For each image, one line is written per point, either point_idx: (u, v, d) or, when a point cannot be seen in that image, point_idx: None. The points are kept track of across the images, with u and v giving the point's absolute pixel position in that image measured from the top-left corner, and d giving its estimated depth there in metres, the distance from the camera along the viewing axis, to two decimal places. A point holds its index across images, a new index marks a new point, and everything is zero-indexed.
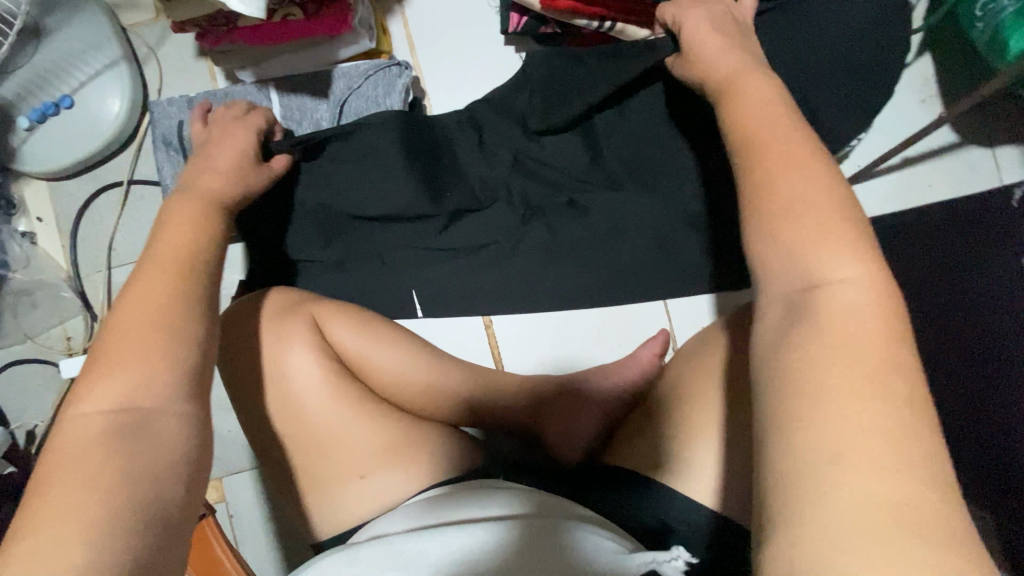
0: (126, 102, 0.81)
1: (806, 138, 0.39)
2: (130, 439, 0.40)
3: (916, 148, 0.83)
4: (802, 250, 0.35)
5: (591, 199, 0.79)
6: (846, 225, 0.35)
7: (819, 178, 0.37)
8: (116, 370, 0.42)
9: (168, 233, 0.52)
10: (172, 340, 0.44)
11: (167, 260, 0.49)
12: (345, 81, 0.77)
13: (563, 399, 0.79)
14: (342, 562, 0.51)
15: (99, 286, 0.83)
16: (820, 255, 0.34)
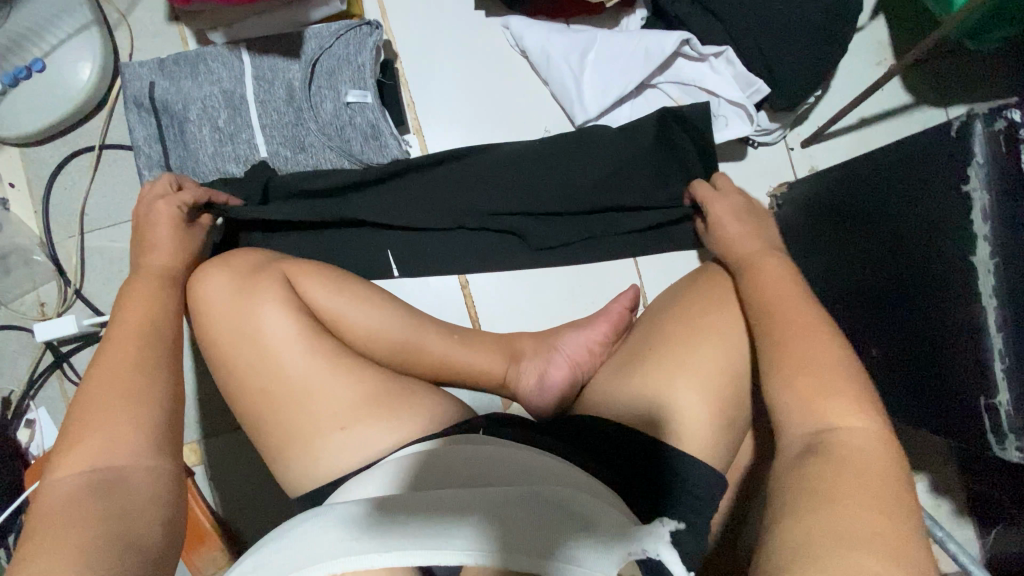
0: (97, 65, 0.81)
1: (804, 309, 0.52)
2: (101, 493, 0.44)
3: (872, 109, 0.86)
4: (808, 404, 0.46)
5: (553, 180, 0.82)
6: (825, 379, 0.47)
7: (814, 339, 0.49)
8: (94, 409, 0.48)
9: (130, 297, 0.58)
10: (145, 383, 0.51)
11: (129, 319, 0.56)
12: (316, 41, 0.77)
13: (538, 354, 0.80)
14: (318, 521, 0.49)
15: (73, 251, 0.83)
16: (824, 409, 0.46)
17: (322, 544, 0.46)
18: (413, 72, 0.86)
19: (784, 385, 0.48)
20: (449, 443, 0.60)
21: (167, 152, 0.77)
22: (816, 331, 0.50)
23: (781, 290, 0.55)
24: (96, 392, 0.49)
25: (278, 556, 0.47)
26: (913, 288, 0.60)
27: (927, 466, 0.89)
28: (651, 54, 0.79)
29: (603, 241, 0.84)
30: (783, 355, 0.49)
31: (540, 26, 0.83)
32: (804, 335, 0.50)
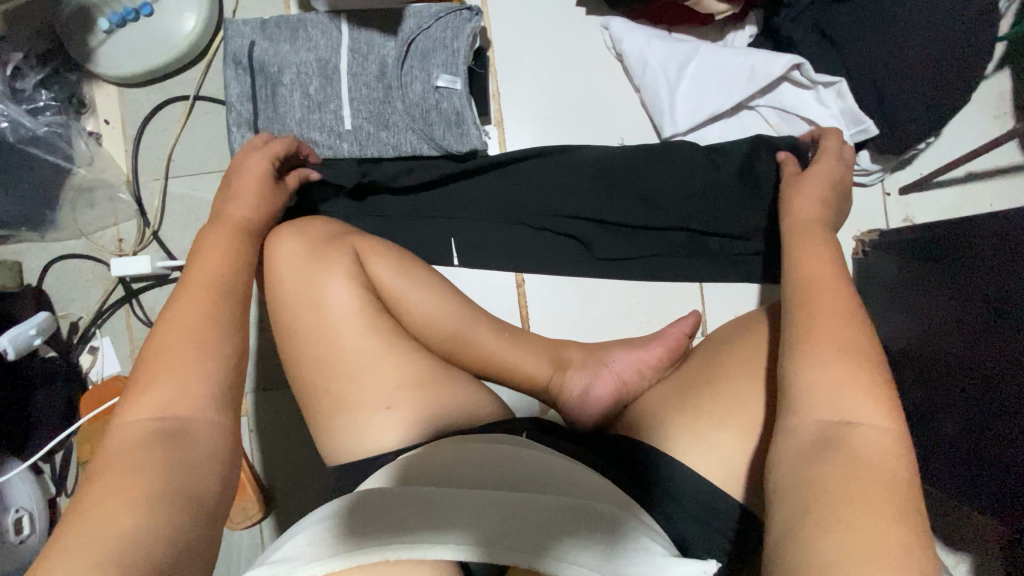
0: (201, 16, 0.83)
1: (848, 306, 0.50)
2: (168, 442, 0.45)
3: (982, 164, 0.80)
4: (831, 397, 0.44)
5: (625, 187, 0.80)
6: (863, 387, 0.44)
7: (848, 336, 0.47)
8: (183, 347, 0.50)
9: (212, 241, 0.59)
10: (212, 337, 0.51)
11: (208, 270, 0.56)
12: (415, 21, 0.77)
13: (585, 366, 0.79)
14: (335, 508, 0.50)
15: (154, 194, 0.86)
16: (844, 401, 0.44)
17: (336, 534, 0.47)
18: (502, 61, 0.85)
19: (803, 377, 0.46)
20: (478, 441, 0.58)
21: (257, 111, 0.79)
22: (853, 326, 0.48)
23: (824, 284, 0.52)
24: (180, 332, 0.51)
25: (311, 538, 0.47)
26: (1009, 370, 0.55)
27: (971, 547, 0.84)
28: (755, 76, 0.76)
29: (663, 261, 0.83)
30: (807, 338, 0.48)
31: (641, 31, 0.81)
32: (832, 335, 0.47)
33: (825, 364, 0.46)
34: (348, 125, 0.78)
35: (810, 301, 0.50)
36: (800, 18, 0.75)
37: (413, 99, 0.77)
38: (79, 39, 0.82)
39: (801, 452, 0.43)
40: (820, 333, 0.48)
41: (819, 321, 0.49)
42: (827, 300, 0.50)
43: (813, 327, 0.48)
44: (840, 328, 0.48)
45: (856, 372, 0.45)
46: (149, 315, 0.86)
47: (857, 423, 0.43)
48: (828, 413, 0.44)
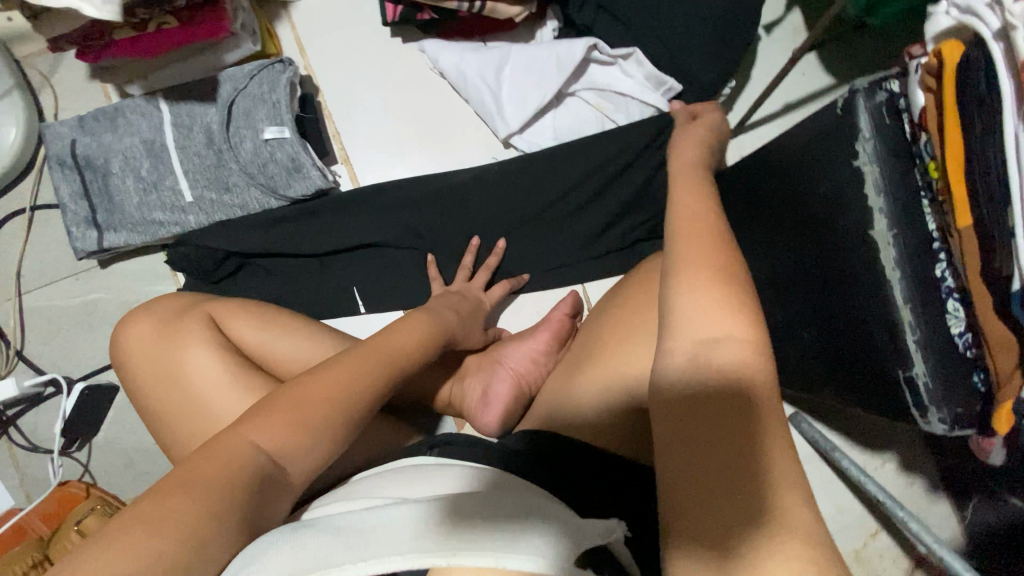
0: (20, 127, 0.82)
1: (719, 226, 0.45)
2: None
3: (792, 95, 0.87)
4: (699, 320, 0.39)
5: (468, 191, 0.82)
6: (736, 300, 0.39)
7: (714, 249, 0.42)
8: (240, 426, 0.45)
9: (391, 336, 0.58)
10: None
11: (343, 366, 0.52)
12: (231, 84, 0.78)
13: (481, 370, 0.79)
14: (286, 541, 0.39)
15: (11, 313, 0.83)
16: (711, 322, 0.38)
17: (329, 549, 0.38)
18: (333, 103, 0.87)
19: (675, 296, 0.41)
20: (387, 461, 0.56)
21: (94, 207, 0.78)
22: (717, 243, 0.43)
23: (696, 206, 0.47)
24: (259, 414, 0.46)
25: (275, 561, 0.37)
26: (829, 281, 0.58)
27: (891, 445, 0.87)
28: (562, 62, 0.80)
29: (554, 255, 0.82)
30: (676, 264, 0.42)
31: (453, 46, 0.84)
32: (698, 253, 0.42)
33: (700, 291, 0.40)
34: (188, 198, 0.79)
35: (678, 237, 0.45)
36: (586, 3, 0.80)
37: (244, 157, 0.78)
38: None
39: (665, 390, 0.38)
40: (691, 264, 0.42)
41: (691, 248, 0.43)
42: (696, 224, 0.45)
43: (689, 251, 0.42)
44: (713, 257, 0.42)
45: (731, 299, 0.39)
46: (32, 437, 0.82)
47: (727, 338, 0.38)
48: (698, 339, 0.38)
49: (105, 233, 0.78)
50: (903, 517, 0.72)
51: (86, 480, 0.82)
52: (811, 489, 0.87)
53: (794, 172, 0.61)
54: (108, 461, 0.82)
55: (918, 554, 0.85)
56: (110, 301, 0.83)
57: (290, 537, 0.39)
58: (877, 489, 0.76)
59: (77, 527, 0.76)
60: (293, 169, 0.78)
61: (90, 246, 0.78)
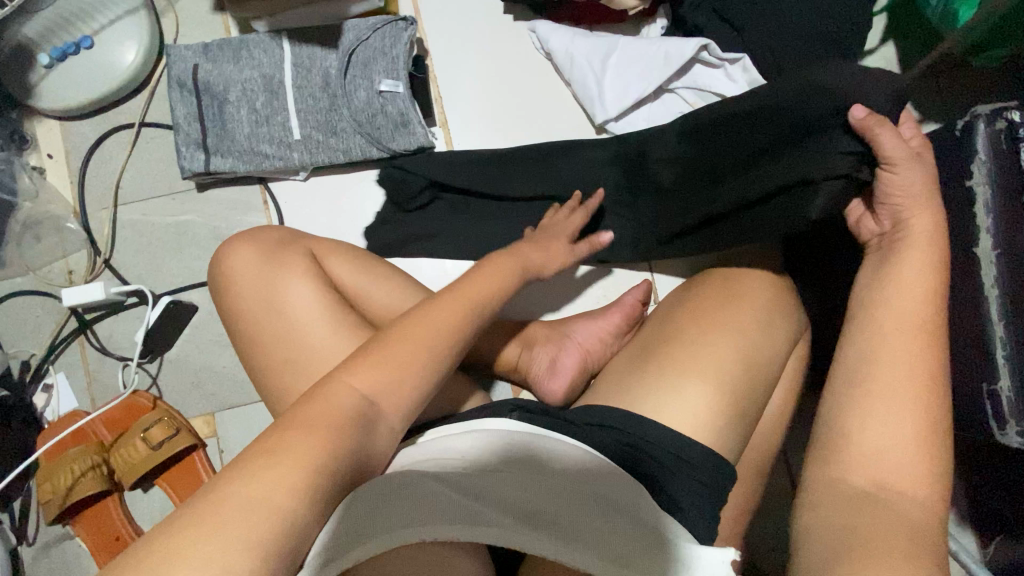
0: (140, 43, 0.85)
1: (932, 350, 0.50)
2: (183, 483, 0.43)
3: None
4: (885, 462, 0.46)
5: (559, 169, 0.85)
6: (927, 457, 0.46)
7: (923, 388, 0.48)
8: (344, 374, 0.47)
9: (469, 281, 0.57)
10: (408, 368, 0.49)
11: (434, 316, 0.52)
12: (354, 34, 0.82)
13: (550, 342, 0.81)
14: (379, 498, 0.44)
15: (105, 222, 0.85)
16: (894, 469, 0.46)
17: (424, 516, 0.44)
18: (439, 69, 0.91)
19: (864, 424, 0.48)
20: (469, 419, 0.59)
21: (205, 131, 0.81)
22: (934, 378, 0.48)
23: (914, 304, 0.52)
24: (356, 359, 0.48)
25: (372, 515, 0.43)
26: None
27: None
28: (670, 59, 0.83)
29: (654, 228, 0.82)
30: (869, 393, 0.49)
31: (565, 31, 0.88)
32: (901, 384, 0.49)
33: (893, 433, 0.47)
34: (296, 136, 0.82)
35: (896, 347, 0.50)
36: (701, 6, 0.84)
37: (356, 105, 0.81)
38: (20, 77, 0.83)
39: (843, 501, 0.45)
40: (889, 403, 0.48)
41: (893, 374, 0.49)
42: (910, 327, 0.51)
43: (893, 379, 0.49)
44: (921, 401, 0.48)
45: (916, 449, 0.46)
46: (106, 344, 0.85)
47: (911, 487, 0.45)
48: (886, 478, 0.45)
49: (212, 157, 0.81)
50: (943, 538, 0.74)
51: (153, 393, 0.84)
52: None
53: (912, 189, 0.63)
54: (176, 377, 0.85)
55: None
56: (202, 226, 0.86)
57: (379, 493, 0.45)
58: None
59: (143, 435, 0.78)
60: (401, 123, 0.82)
61: (197, 167, 0.81)
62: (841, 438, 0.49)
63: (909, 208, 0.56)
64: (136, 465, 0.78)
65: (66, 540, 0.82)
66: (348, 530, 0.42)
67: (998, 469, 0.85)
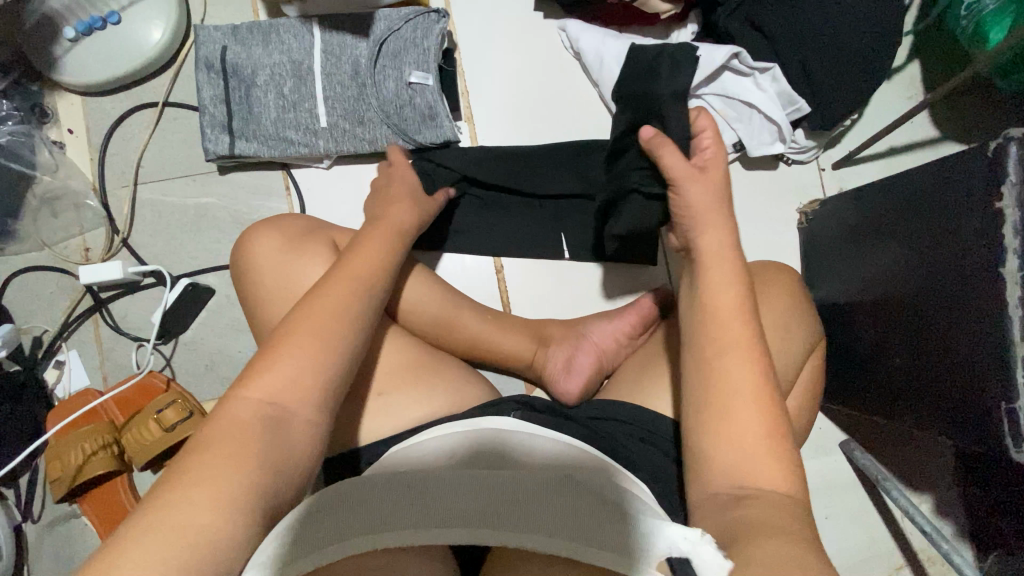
0: (168, 21, 0.84)
1: (745, 324, 0.47)
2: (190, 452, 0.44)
3: (900, 139, 0.91)
4: (739, 460, 0.44)
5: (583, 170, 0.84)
6: (768, 440, 0.44)
7: (749, 377, 0.45)
8: (244, 388, 0.47)
9: (357, 255, 0.59)
10: (344, 335, 0.52)
11: (332, 295, 0.53)
12: (386, 23, 0.81)
13: (566, 341, 0.80)
14: (334, 501, 0.45)
15: (124, 201, 0.85)
16: (749, 468, 0.43)
17: (375, 521, 0.43)
18: (467, 63, 0.90)
19: (710, 432, 0.45)
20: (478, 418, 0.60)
21: (231, 114, 0.81)
22: (737, 355, 0.46)
23: (724, 295, 0.48)
24: (253, 368, 0.49)
25: (320, 524, 0.43)
26: (947, 314, 0.62)
27: (930, 486, 0.91)
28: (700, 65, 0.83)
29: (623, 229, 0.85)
30: (714, 396, 0.46)
31: (595, 31, 0.87)
32: (742, 382, 0.45)
33: (743, 427, 0.44)
34: (323, 124, 0.81)
35: (707, 334, 0.48)
36: (735, 13, 0.83)
37: (384, 94, 0.81)
38: (44, 49, 0.82)
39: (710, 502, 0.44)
40: (723, 402, 0.45)
41: (733, 387, 0.45)
42: (721, 312, 0.48)
43: (724, 369, 0.46)
44: (746, 397, 0.45)
45: (761, 446, 0.44)
46: (120, 323, 0.84)
47: (763, 483, 0.43)
48: (729, 475, 0.44)
49: (237, 140, 0.81)
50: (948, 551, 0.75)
51: (166, 374, 0.83)
52: (848, 514, 0.91)
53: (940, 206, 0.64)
54: (190, 359, 0.84)
55: None
56: (222, 208, 0.85)
57: (329, 498, 0.45)
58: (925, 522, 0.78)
59: (156, 417, 0.78)
60: (428, 116, 0.82)
61: (222, 150, 0.80)
62: (693, 441, 0.47)
63: (697, 228, 0.52)
64: (148, 447, 0.77)
65: (72, 518, 0.81)
66: (299, 537, 0.42)
67: (1004, 485, 0.85)
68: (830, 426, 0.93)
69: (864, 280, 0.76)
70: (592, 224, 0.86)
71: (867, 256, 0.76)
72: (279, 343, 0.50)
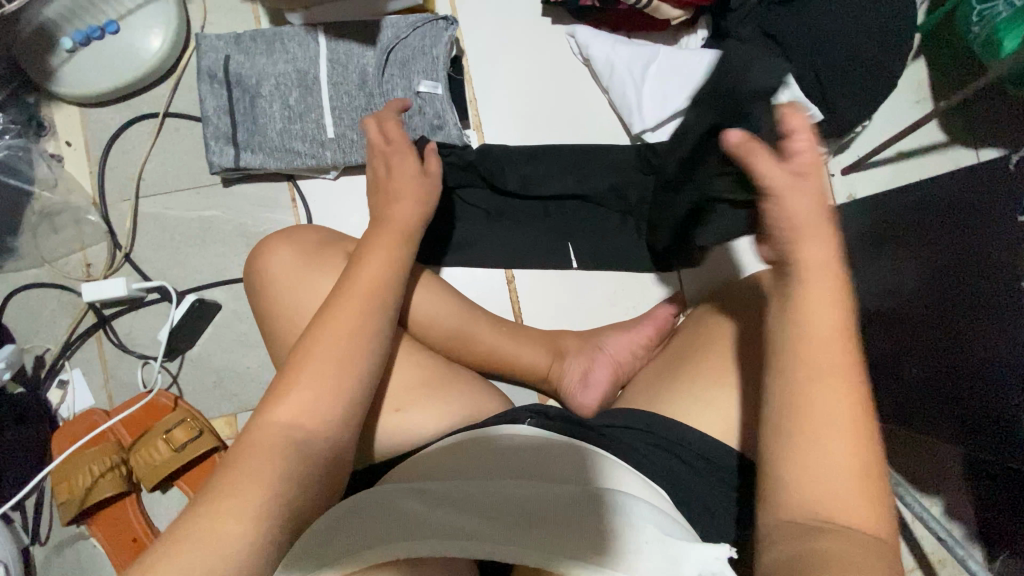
0: (167, 30, 0.81)
1: (841, 348, 0.42)
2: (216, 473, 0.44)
3: (910, 144, 0.90)
4: (823, 496, 0.40)
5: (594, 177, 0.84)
6: (862, 479, 0.40)
7: (843, 406, 0.41)
8: (267, 412, 0.47)
9: (370, 270, 0.55)
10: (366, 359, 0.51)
11: (353, 317, 0.52)
12: (393, 31, 0.79)
13: (582, 353, 0.79)
14: (343, 523, 0.43)
15: (125, 215, 0.83)
16: (833, 506, 0.40)
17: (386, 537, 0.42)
18: (475, 70, 0.89)
19: (796, 467, 0.41)
20: (494, 429, 0.59)
21: (235, 125, 0.79)
22: (839, 384, 0.41)
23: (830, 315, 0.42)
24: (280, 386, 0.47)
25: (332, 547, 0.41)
26: (963, 324, 0.62)
27: (938, 489, 0.92)
28: (713, 72, 0.82)
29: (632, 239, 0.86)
30: (805, 427, 0.41)
31: (605, 37, 0.86)
32: (832, 412, 0.41)
33: (830, 460, 0.40)
34: (330, 134, 0.79)
35: (794, 360, 0.43)
36: (748, 21, 0.81)
37: (392, 104, 0.79)
38: (40, 61, 0.80)
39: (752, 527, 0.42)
40: (816, 434, 0.41)
41: (826, 412, 0.41)
42: (818, 335, 0.42)
43: (817, 400, 0.41)
44: (837, 431, 0.41)
45: (852, 484, 0.40)
46: (125, 340, 0.82)
47: (848, 521, 0.39)
48: (812, 511, 0.40)
49: (242, 152, 0.79)
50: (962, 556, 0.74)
51: (173, 392, 0.82)
52: None
53: None
54: (197, 376, 0.82)
55: None
56: (226, 221, 0.83)
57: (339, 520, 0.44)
58: (940, 527, 0.78)
59: (165, 436, 0.76)
60: (436, 124, 0.80)
61: (226, 163, 0.79)
62: (777, 476, 0.42)
63: (795, 237, 0.44)
64: (157, 467, 0.76)
65: (80, 540, 0.80)
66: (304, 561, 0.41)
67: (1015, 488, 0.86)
68: None
69: (876, 288, 0.76)
70: (603, 233, 0.85)
71: (878, 264, 0.76)
72: (298, 370, 0.49)
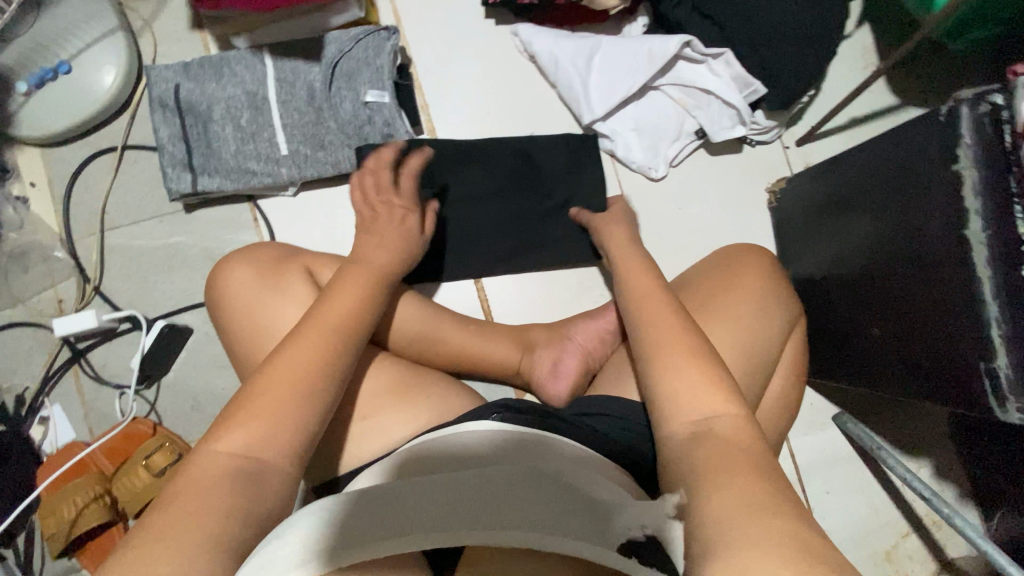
0: (118, 65, 0.83)
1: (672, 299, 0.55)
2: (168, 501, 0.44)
3: (860, 109, 0.91)
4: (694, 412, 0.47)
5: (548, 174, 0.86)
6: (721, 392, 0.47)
7: (680, 336, 0.51)
8: (214, 441, 0.48)
9: (335, 302, 0.57)
10: (313, 363, 0.51)
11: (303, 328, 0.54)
12: (336, 46, 0.81)
13: (550, 344, 0.80)
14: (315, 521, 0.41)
15: (92, 249, 0.84)
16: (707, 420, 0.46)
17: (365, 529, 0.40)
18: (423, 77, 0.90)
19: (661, 382, 0.49)
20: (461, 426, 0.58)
21: (190, 151, 0.80)
22: (674, 321, 0.52)
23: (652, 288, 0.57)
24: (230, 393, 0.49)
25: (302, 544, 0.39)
26: (917, 278, 0.62)
27: (927, 451, 0.91)
28: (653, 56, 0.83)
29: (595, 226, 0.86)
30: (660, 354, 0.50)
31: (547, 32, 0.87)
32: (672, 338, 0.51)
33: (685, 380, 0.48)
34: (284, 150, 0.81)
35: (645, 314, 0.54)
36: (681, 2, 0.84)
37: (341, 116, 0.80)
38: None
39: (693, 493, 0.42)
40: (670, 359, 0.50)
41: (656, 336, 0.52)
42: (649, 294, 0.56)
43: (661, 333, 0.52)
44: (683, 354, 0.50)
45: (722, 403, 0.47)
46: (101, 372, 0.83)
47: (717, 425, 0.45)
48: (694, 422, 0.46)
49: (199, 177, 0.80)
50: (949, 515, 0.73)
51: (152, 419, 0.83)
52: (851, 488, 0.91)
53: (901, 174, 0.64)
54: (175, 401, 0.83)
55: (945, 557, 0.88)
56: (192, 246, 0.85)
57: (313, 518, 0.41)
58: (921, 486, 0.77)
59: (145, 463, 0.77)
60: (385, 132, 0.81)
61: (184, 188, 0.80)
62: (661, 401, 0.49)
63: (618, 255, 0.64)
64: (139, 493, 0.77)
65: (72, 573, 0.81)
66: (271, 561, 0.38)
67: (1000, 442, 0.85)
68: (822, 401, 0.93)
69: (832, 257, 0.76)
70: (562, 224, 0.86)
71: (833, 233, 0.77)
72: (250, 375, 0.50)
